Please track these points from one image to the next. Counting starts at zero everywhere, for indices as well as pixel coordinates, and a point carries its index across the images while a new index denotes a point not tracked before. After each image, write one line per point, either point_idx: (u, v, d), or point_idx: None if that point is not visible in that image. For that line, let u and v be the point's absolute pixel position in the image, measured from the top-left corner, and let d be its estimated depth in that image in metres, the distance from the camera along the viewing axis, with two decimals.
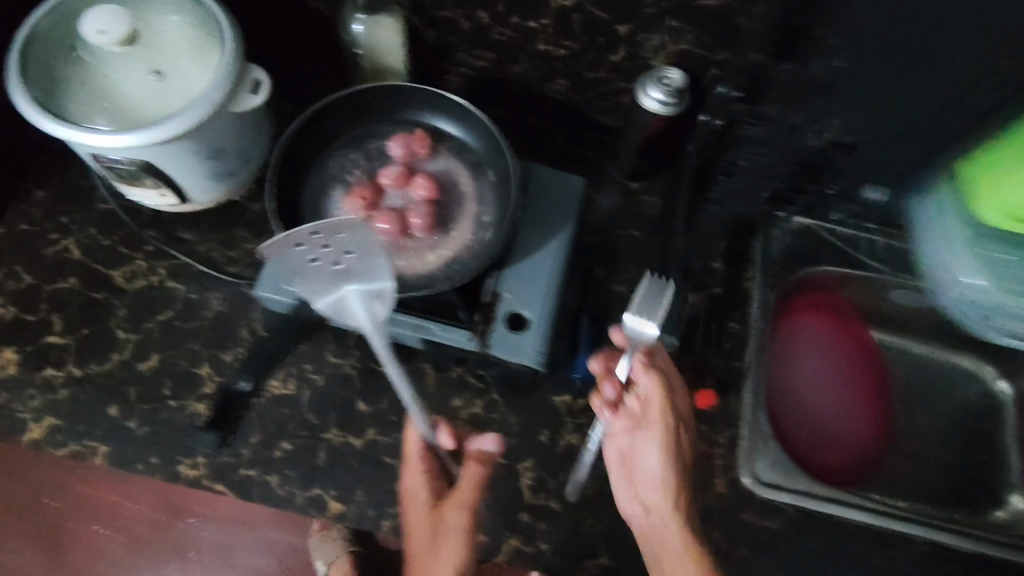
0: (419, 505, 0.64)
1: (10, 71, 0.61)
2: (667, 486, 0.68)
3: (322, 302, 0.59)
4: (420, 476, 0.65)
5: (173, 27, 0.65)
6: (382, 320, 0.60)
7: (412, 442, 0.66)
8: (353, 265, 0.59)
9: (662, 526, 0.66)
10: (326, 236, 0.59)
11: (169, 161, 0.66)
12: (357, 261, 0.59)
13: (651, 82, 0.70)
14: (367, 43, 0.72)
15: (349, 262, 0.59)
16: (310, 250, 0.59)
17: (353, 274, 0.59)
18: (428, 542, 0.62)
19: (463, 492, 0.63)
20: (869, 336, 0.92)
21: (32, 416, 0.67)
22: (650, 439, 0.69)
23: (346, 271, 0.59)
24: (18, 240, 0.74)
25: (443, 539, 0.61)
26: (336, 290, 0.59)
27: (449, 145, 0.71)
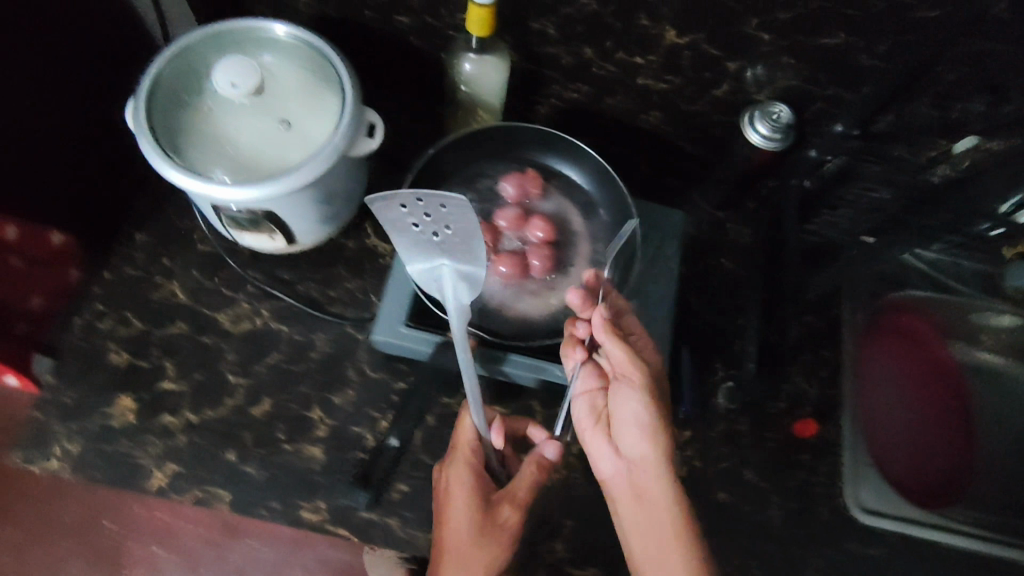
0: (461, 497, 0.63)
1: (133, 122, 0.58)
2: (652, 444, 0.61)
3: (415, 264, 0.60)
4: (468, 470, 0.64)
5: (291, 71, 0.63)
6: (465, 302, 0.60)
7: (466, 432, 0.65)
8: (447, 240, 0.58)
9: (652, 481, 0.60)
10: (429, 207, 0.55)
11: (287, 208, 0.64)
12: (457, 241, 0.58)
13: (758, 115, 0.69)
14: (473, 80, 0.71)
15: (446, 237, 0.58)
16: (412, 214, 0.56)
17: (450, 250, 0.59)
18: (475, 536, 0.61)
19: (517, 493, 0.64)
20: (944, 353, 0.90)
21: (154, 463, 0.68)
22: (625, 394, 0.63)
23: (443, 244, 0.58)
24: (126, 284, 0.75)
25: (492, 539, 0.61)
26: (432, 258, 0.59)
27: (558, 184, 0.74)
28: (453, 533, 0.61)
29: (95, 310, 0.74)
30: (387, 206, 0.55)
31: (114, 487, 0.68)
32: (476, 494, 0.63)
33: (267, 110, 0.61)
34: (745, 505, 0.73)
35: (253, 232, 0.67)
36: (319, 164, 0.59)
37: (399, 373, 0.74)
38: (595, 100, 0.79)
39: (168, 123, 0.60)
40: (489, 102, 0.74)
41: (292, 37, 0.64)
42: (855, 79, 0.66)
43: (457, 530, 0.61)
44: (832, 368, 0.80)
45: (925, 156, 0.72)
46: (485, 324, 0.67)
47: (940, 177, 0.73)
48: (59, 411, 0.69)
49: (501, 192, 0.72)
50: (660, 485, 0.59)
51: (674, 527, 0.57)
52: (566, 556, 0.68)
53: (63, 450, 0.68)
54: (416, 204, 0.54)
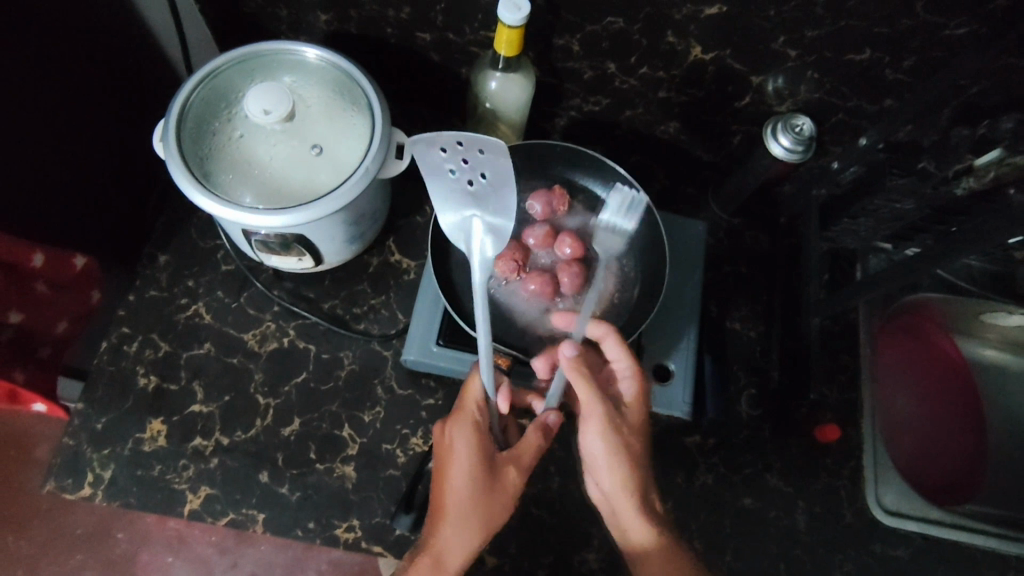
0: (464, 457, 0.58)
1: (164, 149, 0.58)
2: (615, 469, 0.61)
3: (447, 219, 0.62)
4: (472, 430, 0.60)
5: (320, 93, 0.63)
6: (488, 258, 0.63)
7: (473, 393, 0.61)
8: (481, 192, 0.62)
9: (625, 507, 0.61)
10: (468, 152, 0.60)
11: (318, 231, 0.63)
12: (489, 191, 0.61)
13: (781, 128, 0.71)
14: (496, 97, 0.71)
15: (480, 187, 0.61)
16: (451, 160, 0.60)
17: (482, 201, 0.62)
18: (479, 500, 0.57)
19: (523, 456, 0.61)
20: (955, 352, 0.92)
21: (190, 486, 0.68)
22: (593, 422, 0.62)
23: (477, 192, 0.61)
24: (148, 306, 0.74)
25: (495, 502, 0.57)
26: (464, 211, 0.62)
27: (584, 201, 0.76)
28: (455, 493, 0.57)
29: (120, 333, 0.73)
30: (428, 148, 0.60)
31: (150, 510, 0.67)
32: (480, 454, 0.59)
33: (296, 132, 0.61)
34: (771, 511, 0.74)
35: (282, 254, 0.67)
36: (350, 186, 0.59)
37: (428, 389, 0.74)
38: (615, 112, 0.79)
39: (198, 148, 0.60)
40: (511, 115, 0.74)
41: (321, 60, 0.64)
42: (877, 92, 0.69)
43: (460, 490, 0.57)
44: (850, 372, 0.81)
45: (949, 171, 0.72)
46: (516, 342, 0.69)
47: (964, 192, 0.71)
48: (91, 436, 0.69)
49: (529, 209, 0.74)
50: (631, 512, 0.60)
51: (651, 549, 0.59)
52: (598, 565, 0.69)
53: (96, 476, 0.68)
54: (460, 147, 0.60)
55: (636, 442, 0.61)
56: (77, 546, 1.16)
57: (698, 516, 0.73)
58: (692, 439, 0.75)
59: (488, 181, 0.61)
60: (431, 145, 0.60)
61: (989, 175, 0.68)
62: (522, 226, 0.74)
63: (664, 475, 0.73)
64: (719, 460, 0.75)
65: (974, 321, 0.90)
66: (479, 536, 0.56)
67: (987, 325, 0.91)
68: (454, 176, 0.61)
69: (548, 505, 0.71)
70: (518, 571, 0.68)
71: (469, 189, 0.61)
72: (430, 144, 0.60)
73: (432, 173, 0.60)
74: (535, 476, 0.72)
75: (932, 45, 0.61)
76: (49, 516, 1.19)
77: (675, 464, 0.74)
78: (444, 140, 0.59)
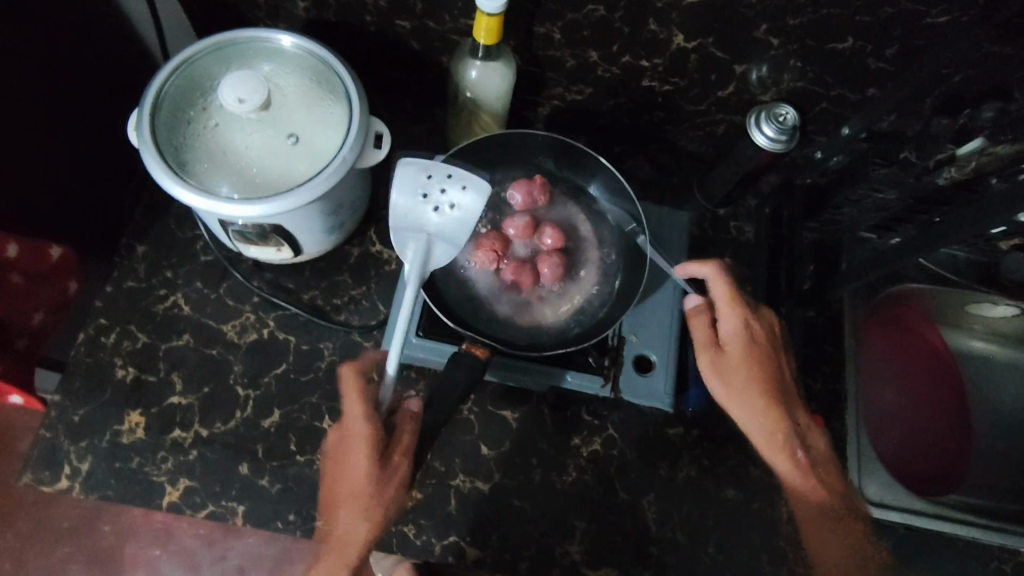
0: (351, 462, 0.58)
1: (138, 138, 0.57)
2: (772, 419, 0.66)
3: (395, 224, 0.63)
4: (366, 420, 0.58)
5: (297, 81, 0.62)
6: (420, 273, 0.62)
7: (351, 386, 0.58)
8: (442, 220, 0.63)
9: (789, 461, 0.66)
10: (452, 182, 0.63)
11: (296, 221, 0.63)
12: (453, 220, 0.63)
13: (765, 117, 0.70)
14: (477, 86, 0.70)
15: (443, 215, 0.63)
16: (428, 184, 0.63)
17: (439, 225, 0.63)
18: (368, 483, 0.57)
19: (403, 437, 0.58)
20: (943, 342, 0.92)
21: (168, 478, 0.67)
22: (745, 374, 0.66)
23: (438, 216, 0.63)
24: (126, 297, 0.73)
25: (375, 502, 0.57)
26: (418, 225, 0.63)
27: (565, 190, 0.75)
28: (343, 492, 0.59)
29: (98, 324, 0.72)
30: (416, 167, 0.63)
31: (128, 503, 0.67)
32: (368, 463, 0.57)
33: (273, 121, 0.60)
34: (755, 502, 0.73)
35: (260, 245, 0.66)
36: (328, 175, 0.58)
37: (408, 381, 0.73)
38: (598, 100, 0.78)
39: (173, 137, 0.59)
40: (493, 104, 0.73)
41: (297, 48, 0.64)
42: (861, 81, 0.68)
43: (344, 489, 0.58)
44: (834, 364, 0.80)
45: (931, 160, 0.71)
46: (498, 334, 0.69)
47: (946, 181, 0.70)
48: (68, 429, 0.68)
49: (508, 199, 0.73)
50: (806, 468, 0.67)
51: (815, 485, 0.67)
52: (581, 557, 0.69)
53: (73, 468, 0.67)
54: (440, 175, 0.63)
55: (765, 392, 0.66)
56: (63, 539, 1.16)
57: (680, 506, 0.72)
58: (675, 430, 0.75)
59: (454, 210, 0.63)
60: (413, 169, 0.63)
61: (971, 165, 0.68)
62: (503, 215, 0.73)
63: (646, 465, 0.73)
64: (702, 452, 0.74)
65: (959, 311, 0.91)
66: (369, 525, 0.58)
67: (972, 316, 0.91)
68: (425, 200, 0.63)
69: (530, 496, 0.70)
70: (499, 562, 0.68)
71: (433, 212, 0.63)
72: (413, 168, 0.63)
73: (404, 185, 0.63)
74: (517, 467, 0.71)
75: (915, 34, 0.61)
76: (34, 510, 1.18)
77: (658, 455, 0.74)
78: (434, 169, 0.63)
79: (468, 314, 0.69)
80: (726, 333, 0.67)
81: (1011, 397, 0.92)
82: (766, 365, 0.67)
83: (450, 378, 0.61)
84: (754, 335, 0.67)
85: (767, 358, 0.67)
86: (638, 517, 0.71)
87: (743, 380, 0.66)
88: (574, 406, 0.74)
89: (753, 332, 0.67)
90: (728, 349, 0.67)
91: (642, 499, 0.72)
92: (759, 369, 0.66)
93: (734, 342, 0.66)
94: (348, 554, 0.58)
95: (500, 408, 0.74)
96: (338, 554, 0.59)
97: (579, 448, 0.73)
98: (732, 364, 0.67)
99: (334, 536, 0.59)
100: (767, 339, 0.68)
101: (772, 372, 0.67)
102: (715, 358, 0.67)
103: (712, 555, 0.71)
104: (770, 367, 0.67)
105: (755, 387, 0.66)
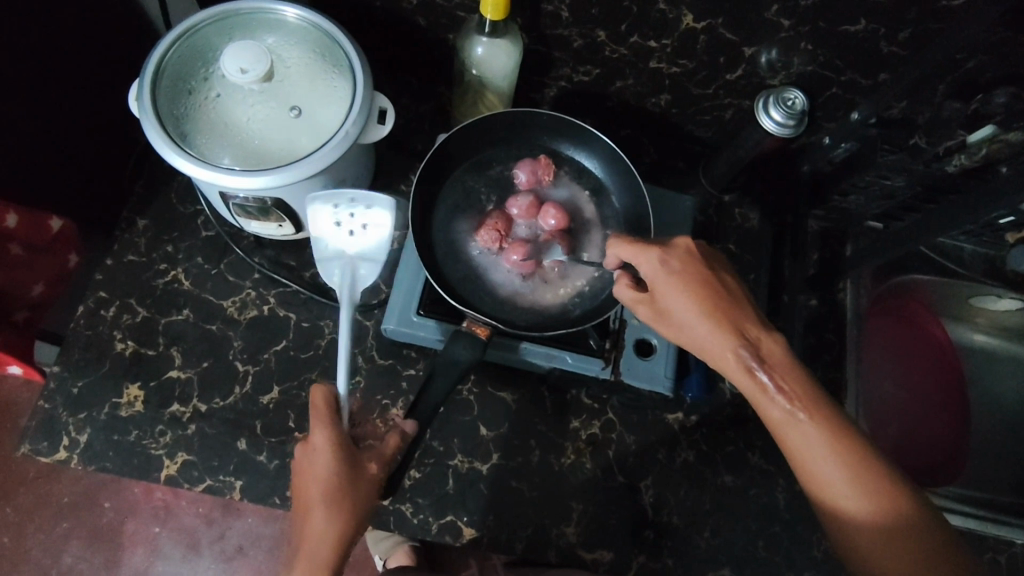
0: (317, 460, 0.52)
1: (138, 107, 0.57)
2: (737, 369, 0.51)
3: (324, 256, 0.64)
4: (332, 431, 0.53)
5: (300, 54, 0.62)
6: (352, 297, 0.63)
7: (322, 401, 0.54)
8: (358, 245, 0.64)
9: (786, 419, 0.49)
10: (358, 207, 0.64)
11: (298, 197, 0.62)
12: (367, 240, 0.64)
13: (773, 101, 0.69)
14: (484, 63, 0.70)
15: (357, 240, 0.64)
16: (339, 214, 0.64)
17: (358, 253, 0.64)
18: (339, 491, 0.51)
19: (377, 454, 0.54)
20: (944, 337, 0.92)
21: (166, 452, 0.67)
22: (688, 319, 0.53)
23: (354, 243, 0.64)
24: (127, 271, 0.73)
25: (346, 505, 0.51)
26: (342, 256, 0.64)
27: (568, 170, 0.75)
28: (309, 498, 0.51)
29: (97, 297, 0.71)
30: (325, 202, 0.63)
31: (126, 475, 0.67)
32: (338, 456, 0.52)
33: (275, 93, 0.60)
34: (752, 488, 0.73)
35: (262, 220, 0.66)
36: (329, 149, 0.57)
37: (407, 360, 0.73)
38: (605, 82, 0.78)
39: (173, 107, 0.58)
40: (499, 84, 0.72)
41: (301, 20, 0.63)
42: (871, 66, 0.68)
43: (314, 493, 0.51)
44: (836, 352, 0.80)
45: (941, 147, 0.70)
46: (498, 313, 0.68)
47: (955, 169, 0.69)
48: (67, 400, 0.68)
49: (515, 179, 0.73)
50: (810, 433, 0.48)
51: (833, 451, 0.47)
52: (577, 539, 0.69)
53: (71, 440, 0.66)
54: (346, 202, 0.63)
55: (711, 335, 0.52)
56: (63, 514, 1.16)
57: (677, 491, 0.72)
58: (675, 416, 0.75)
59: (368, 231, 0.64)
60: (320, 203, 0.63)
61: (981, 153, 0.66)
62: (506, 195, 0.73)
63: (644, 449, 0.73)
64: (700, 437, 0.74)
65: (963, 304, 0.90)
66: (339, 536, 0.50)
67: (975, 309, 0.91)
68: (340, 229, 0.64)
69: (527, 477, 0.70)
70: (495, 543, 0.68)
71: (350, 238, 0.64)
72: (322, 202, 0.63)
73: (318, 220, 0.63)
74: (515, 449, 0.71)
75: (929, 16, 0.60)
76: (34, 485, 1.18)
77: (656, 439, 0.74)
78: (340, 197, 0.63)
79: (469, 293, 0.69)
80: (646, 277, 0.56)
81: (1010, 390, 0.92)
82: (701, 297, 0.53)
83: (449, 356, 0.61)
84: (673, 268, 0.54)
85: (703, 283, 0.54)
86: (635, 500, 0.71)
87: (679, 323, 0.54)
88: (574, 389, 0.74)
89: (672, 266, 0.55)
90: (656, 295, 0.55)
91: (640, 482, 0.72)
92: (691, 306, 0.53)
93: (656, 284, 0.55)
94: (324, 564, 0.49)
95: (499, 389, 0.73)
96: (309, 563, 0.49)
97: (578, 431, 0.73)
98: (665, 308, 0.55)
99: (303, 548, 0.50)
100: (698, 270, 0.54)
101: (714, 300, 0.53)
102: (653, 309, 0.56)
103: (708, 540, 0.71)
104: (707, 297, 0.53)
105: (699, 324, 0.53)
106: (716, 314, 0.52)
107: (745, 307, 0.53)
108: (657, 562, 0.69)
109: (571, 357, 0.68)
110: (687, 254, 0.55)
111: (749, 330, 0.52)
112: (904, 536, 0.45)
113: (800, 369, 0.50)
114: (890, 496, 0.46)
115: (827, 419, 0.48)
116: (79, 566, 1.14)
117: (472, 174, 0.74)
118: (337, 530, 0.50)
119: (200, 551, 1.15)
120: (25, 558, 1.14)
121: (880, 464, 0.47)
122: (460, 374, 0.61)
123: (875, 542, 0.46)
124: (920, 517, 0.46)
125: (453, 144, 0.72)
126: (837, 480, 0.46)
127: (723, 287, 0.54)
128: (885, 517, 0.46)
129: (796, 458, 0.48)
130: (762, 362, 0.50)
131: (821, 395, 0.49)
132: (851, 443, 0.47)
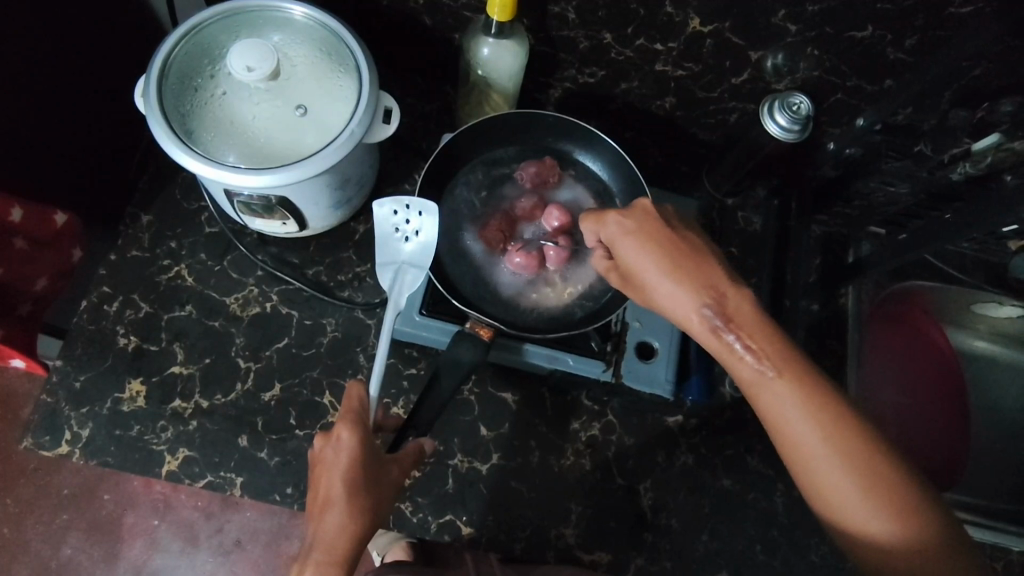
0: (341, 455, 0.52)
1: (145, 104, 0.57)
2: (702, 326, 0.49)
3: (382, 266, 0.66)
4: (359, 429, 0.53)
5: (306, 52, 0.62)
6: (401, 303, 0.65)
7: (353, 399, 0.55)
8: (415, 251, 0.66)
9: (757, 374, 0.47)
10: (412, 213, 0.65)
11: (303, 195, 0.62)
12: (421, 250, 0.66)
13: (777, 106, 0.69)
14: (489, 64, 0.70)
15: (413, 246, 0.66)
16: (399, 222, 0.66)
17: (412, 262, 0.66)
18: (359, 490, 0.51)
19: (399, 462, 0.55)
20: (947, 342, 0.91)
21: (168, 448, 0.67)
22: (653, 280, 0.52)
23: (410, 250, 0.66)
24: (130, 266, 0.73)
25: (364, 503, 0.51)
26: (397, 262, 0.66)
27: (573, 171, 0.75)
28: (330, 492, 0.51)
29: (101, 292, 0.71)
30: (386, 209, 0.65)
31: (128, 470, 0.67)
32: (363, 452, 0.52)
33: (281, 91, 0.60)
34: (751, 492, 0.73)
35: (265, 217, 0.66)
36: (334, 149, 0.57)
37: (410, 359, 0.73)
38: (610, 84, 0.78)
39: (179, 104, 0.58)
40: (504, 85, 0.73)
41: (308, 18, 0.63)
42: (875, 70, 0.68)
43: (336, 488, 0.51)
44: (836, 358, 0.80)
45: (946, 155, 0.71)
46: (502, 316, 0.69)
47: (960, 176, 0.70)
48: (69, 395, 0.68)
49: (518, 178, 0.74)
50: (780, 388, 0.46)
51: (806, 407, 0.45)
52: (575, 540, 0.69)
53: (74, 434, 0.67)
54: (403, 208, 0.65)
55: (674, 293, 0.51)
56: (63, 506, 1.17)
57: (676, 494, 0.72)
58: (675, 418, 0.75)
59: (420, 238, 0.66)
60: (380, 209, 0.66)
61: (986, 161, 0.67)
62: (507, 194, 0.74)
63: (643, 451, 0.73)
64: (699, 440, 0.74)
65: (962, 312, 0.90)
66: (354, 536, 0.50)
67: (976, 317, 0.91)
68: (396, 236, 0.66)
69: (526, 478, 0.70)
70: (494, 542, 0.68)
71: (404, 245, 0.66)
72: (381, 209, 0.65)
73: (381, 230, 0.66)
74: (515, 450, 0.71)
75: (935, 23, 0.61)
76: (34, 476, 1.18)
77: (656, 442, 0.74)
78: (397, 202, 0.65)
79: (473, 294, 0.69)
80: (608, 242, 0.55)
81: (1010, 399, 0.92)
82: (663, 256, 0.52)
83: (453, 357, 0.62)
84: (630, 229, 0.53)
85: (667, 242, 0.53)
86: (634, 502, 0.71)
87: (645, 286, 0.53)
88: (576, 391, 0.74)
89: (629, 227, 0.54)
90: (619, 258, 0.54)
91: (639, 485, 0.72)
92: (654, 268, 0.52)
93: (616, 246, 0.54)
94: (340, 559, 0.48)
95: (500, 390, 0.73)
96: (325, 558, 0.48)
97: (578, 432, 0.73)
98: (629, 271, 0.54)
99: (318, 544, 0.49)
100: (659, 229, 0.53)
101: (674, 257, 0.52)
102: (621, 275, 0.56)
103: (705, 542, 0.71)
104: (670, 258, 0.52)
105: (663, 283, 0.51)
106: (680, 273, 0.51)
107: (712, 265, 0.52)
108: (654, 564, 0.69)
109: (574, 358, 0.68)
110: (645, 215, 0.54)
111: (715, 286, 0.51)
112: (883, 499, 0.43)
113: (771, 326, 0.49)
114: (866, 452, 0.44)
115: (800, 377, 0.47)
116: (79, 557, 1.14)
117: (477, 174, 0.74)
118: (357, 526, 0.50)
119: (198, 544, 1.15)
120: (25, 548, 1.15)
121: (856, 418, 0.45)
122: (464, 376, 0.62)
123: (857, 511, 0.44)
124: (899, 475, 0.44)
125: (459, 145, 0.73)
126: (811, 440, 0.45)
127: (687, 244, 0.53)
128: (866, 478, 0.44)
129: (771, 420, 0.47)
130: (728, 322, 0.49)
131: (791, 352, 0.48)
132: (825, 402, 0.46)
